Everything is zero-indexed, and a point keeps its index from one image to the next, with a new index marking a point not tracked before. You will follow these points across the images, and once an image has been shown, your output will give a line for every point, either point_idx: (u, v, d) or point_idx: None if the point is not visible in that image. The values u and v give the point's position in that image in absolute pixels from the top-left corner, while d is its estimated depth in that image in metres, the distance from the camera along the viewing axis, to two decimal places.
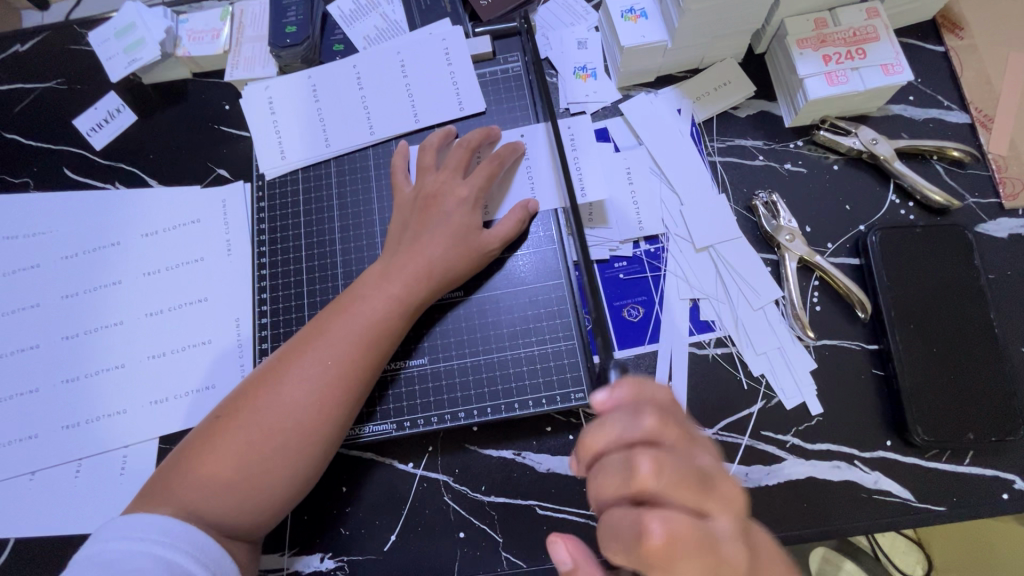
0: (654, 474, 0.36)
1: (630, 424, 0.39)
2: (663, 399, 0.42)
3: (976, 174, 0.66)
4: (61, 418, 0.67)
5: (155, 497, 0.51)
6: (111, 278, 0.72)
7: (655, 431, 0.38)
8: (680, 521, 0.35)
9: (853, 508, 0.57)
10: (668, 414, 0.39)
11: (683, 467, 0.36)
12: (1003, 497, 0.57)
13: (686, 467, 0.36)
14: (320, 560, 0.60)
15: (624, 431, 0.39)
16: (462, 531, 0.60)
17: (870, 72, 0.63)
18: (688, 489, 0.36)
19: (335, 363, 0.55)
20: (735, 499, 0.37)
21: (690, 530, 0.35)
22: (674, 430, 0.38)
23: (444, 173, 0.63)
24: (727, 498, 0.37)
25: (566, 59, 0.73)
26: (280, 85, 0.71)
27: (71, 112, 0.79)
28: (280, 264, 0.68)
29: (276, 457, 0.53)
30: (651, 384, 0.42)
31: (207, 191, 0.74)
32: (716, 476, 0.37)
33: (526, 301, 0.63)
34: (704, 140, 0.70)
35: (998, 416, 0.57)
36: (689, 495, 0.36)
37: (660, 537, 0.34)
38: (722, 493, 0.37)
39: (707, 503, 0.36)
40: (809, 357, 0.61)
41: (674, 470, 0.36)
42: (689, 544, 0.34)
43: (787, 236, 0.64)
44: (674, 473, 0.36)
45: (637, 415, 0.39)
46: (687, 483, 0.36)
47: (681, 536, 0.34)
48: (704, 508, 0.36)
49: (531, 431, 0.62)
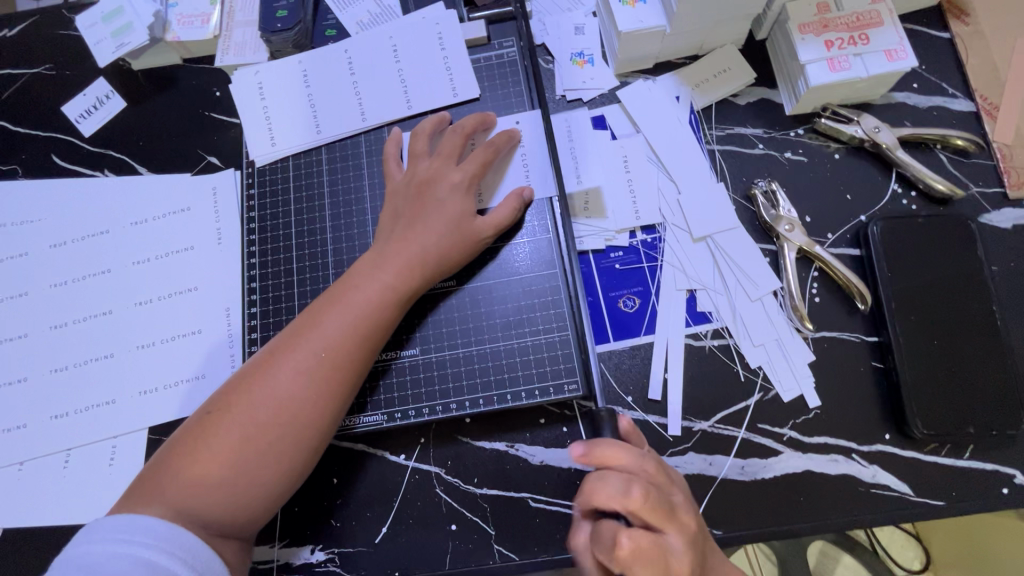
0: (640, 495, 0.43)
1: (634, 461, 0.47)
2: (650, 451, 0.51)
3: (980, 163, 0.65)
4: (50, 409, 0.66)
5: (143, 495, 0.50)
6: (100, 267, 0.71)
7: (649, 473, 0.47)
8: (645, 537, 0.41)
9: (850, 503, 0.56)
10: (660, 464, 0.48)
11: (660, 498, 0.44)
12: (1003, 492, 0.56)
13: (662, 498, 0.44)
14: (311, 552, 0.59)
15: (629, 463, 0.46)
16: (454, 523, 0.59)
17: (873, 58, 0.62)
18: (659, 513, 0.43)
19: (326, 354, 0.54)
20: (693, 534, 0.44)
21: (653, 543, 0.41)
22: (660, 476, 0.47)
23: (437, 160, 0.61)
24: (686, 529, 0.44)
25: (563, 45, 0.72)
26: (271, 71, 0.70)
27: (60, 98, 0.78)
28: (270, 253, 0.67)
29: (267, 452, 0.52)
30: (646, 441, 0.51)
31: (197, 179, 0.72)
32: (682, 513, 0.44)
33: (519, 291, 0.62)
34: (703, 128, 0.68)
35: (999, 409, 0.56)
36: (659, 520, 0.43)
37: (630, 545, 0.40)
38: (685, 526, 0.44)
39: (670, 529, 0.43)
40: (807, 349, 0.60)
41: (655, 499, 0.43)
42: (649, 556, 0.40)
43: (787, 226, 0.63)
44: (656, 501, 0.43)
45: (637, 457, 0.47)
46: (660, 513, 0.43)
47: (644, 547, 0.40)
48: (666, 531, 0.43)
49: (524, 423, 0.61)
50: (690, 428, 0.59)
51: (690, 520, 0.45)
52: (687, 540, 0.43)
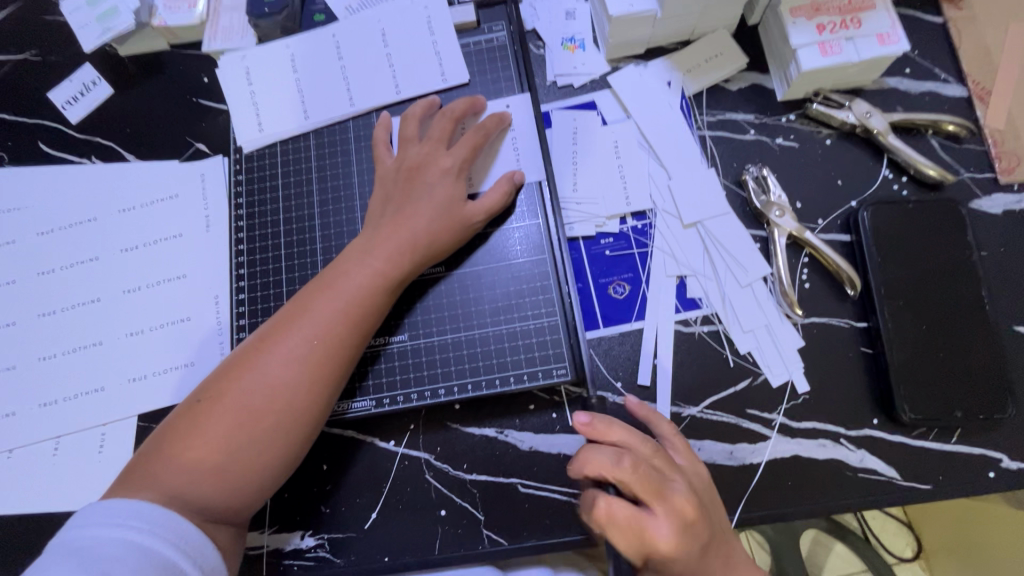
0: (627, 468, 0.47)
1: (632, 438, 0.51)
2: (664, 435, 0.54)
3: (971, 148, 0.64)
4: (39, 396, 0.66)
5: (138, 482, 0.50)
6: (89, 255, 0.70)
7: (646, 453, 0.50)
8: (623, 509, 0.46)
9: (838, 487, 0.57)
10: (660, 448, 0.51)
11: (653, 474, 0.48)
12: (990, 476, 0.56)
13: (653, 477, 0.47)
14: (301, 538, 0.59)
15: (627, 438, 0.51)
16: (443, 509, 0.59)
17: (865, 42, 0.61)
18: (647, 489, 0.47)
19: (318, 341, 0.54)
20: (686, 515, 0.47)
21: (631, 515, 0.46)
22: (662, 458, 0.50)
23: (427, 145, 0.61)
24: (676, 510, 0.47)
25: (553, 30, 0.71)
26: (259, 56, 0.69)
27: (46, 84, 0.77)
28: (259, 240, 0.67)
29: (261, 439, 0.52)
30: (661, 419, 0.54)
31: (185, 166, 0.72)
32: (676, 494, 0.47)
33: (509, 277, 0.62)
34: (694, 114, 0.68)
35: (986, 392, 0.56)
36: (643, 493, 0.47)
37: (606, 511, 0.46)
38: (674, 506, 0.47)
39: (657, 505, 0.47)
40: (796, 334, 0.60)
41: (643, 474, 0.47)
42: (624, 524, 0.46)
43: (777, 212, 0.63)
44: (642, 474, 0.47)
45: (639, 438, 0.51)
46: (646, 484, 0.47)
47: (621, 517, 0.46)
48: (652, 505, 0.47)
49: (513, 409, 0.61)
50: (679, 414, 0.59)
51: (686, 504, 0.47)
52: (670, 519, 0.46)
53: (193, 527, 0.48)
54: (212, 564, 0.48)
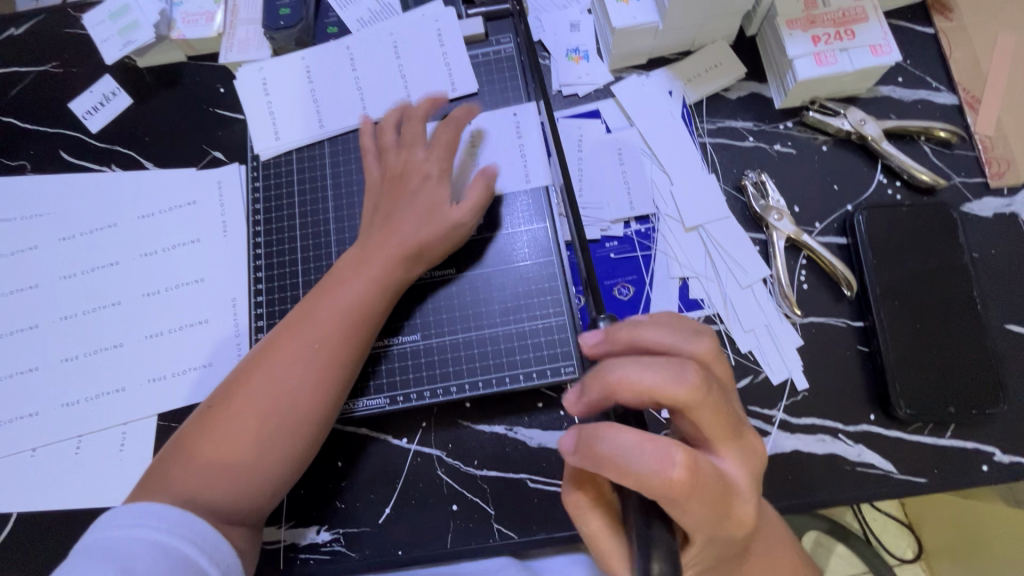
0: (697, 387, 0.37)
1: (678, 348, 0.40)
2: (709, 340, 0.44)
3: (962, 154, 0.67)
4: (61, 396, 0.68)
5: (153, 488, 0.52)
6: (109, 260, 0.73)
7: (704, 360, 0.40)
8: (708, 464, 0.37)
9: (837, 480, 0.58)
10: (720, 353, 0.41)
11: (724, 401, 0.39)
12: (983, 469, 0.58)
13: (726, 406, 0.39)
14: (317, 533, 0.61)
15: (677, 345, 0.40)
16: (455, 504, 0.61)
17: (858, 53, 0.64)
18: (720, 422, 0.38)
19: (319, 345, 0.57)
20: (756, 457, 0.41)
21: (714, 470, 0.37)
22: (720, 368, 0.41)
23: (405, 150, 0.63)
24: (744, 450, 0.40)
25: (558, 41, 0.74)
26: (275, 67, 0.72)
27: (67, 95, 0.79)
28: (275, 245, 0.69)
29: (268, 440, 0.54)
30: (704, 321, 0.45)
31: (202, 173, 0.74)
32: (744, 432, 0.41)
33: (517, 279, 0.64)
34: (695, 122, 0.70)
35: (979, 388, 0.58)
36: (713, 431, 0.39)
37: (687, 471, 0.35)
38: (744, 450, 0.40)
39: (727, 448, 0.40)
40: (795, 334, 0.62)
41: (711, 394, 0.37)
42: (708, 484, 0.36)
43: (776, 216, 0.65)
44: (711, 396, 0.37)
45: (693, 339, 0.40)
46: (716, 411, 0.38)
47: (705, 475, 0.36)
48: (723, 448, 0.40)
49: (523, 407, 0.63)
50: None
51: (753, 440, 0.41)
52: (742, 461, 0.40)
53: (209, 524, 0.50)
54: (228, 559, 0.49)
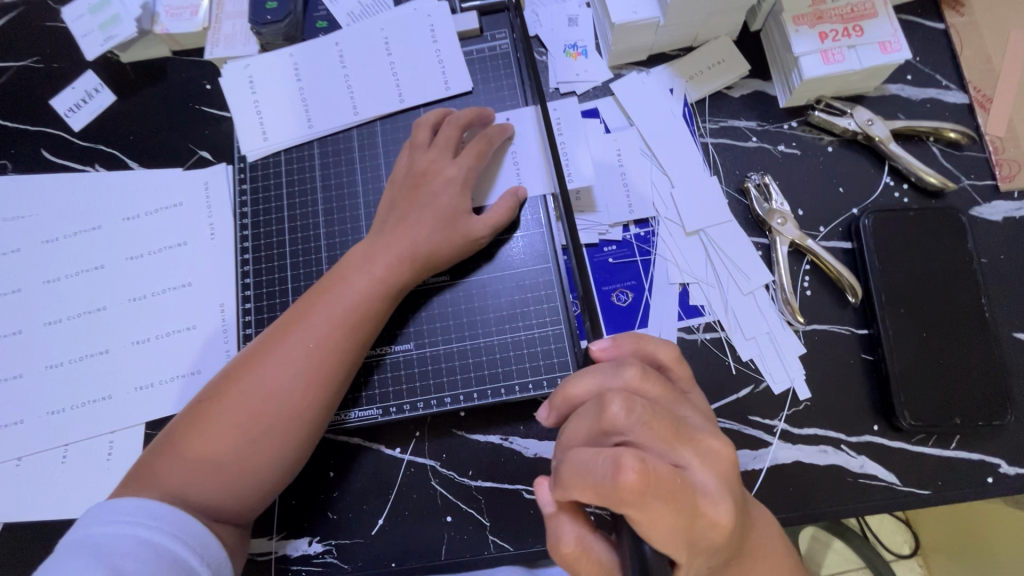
0: (625, 413, 0.36)
1: (610, 378, 0.40)
2: (662, 361, 0.44)
3: (972, 155, 0.65)
4: (47, 404, 0.67)
5: (141, 482, 0.50)
6: (94, 263, 0.71)
7: (635, 385, 0.39)
8: (658, 464, 0.33)
9: (839, 492, 0.57)
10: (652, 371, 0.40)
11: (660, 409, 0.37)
12: (988, 481, 0.57)
13: (664, 412, 0.37)
14: (308, 544, 0.60)
15: (605, 381, 0.40)
16: (449, 515, 0.60)
17: (867, 50, 0.62)
18: (663, 430, 0.36)
19: (316, 344, 0.55)
20: (720, 453, 0.38)
21: (669, 471, 0.34)
22: (656, 385, 0.40)
23: (434, 151, 0.61)
24: (705, 449, 0.37)
25: (556, 36, 0.71)
26: (261, 63, 0.69)
27: (48, 92, 0.77)
28: (264, 249, 0.67)
29: (259, 440, 0.52)
30: (653, 340, 0.44)
31: (189, 173, 0.72)
32: (699, 432, 0.38)
33: (513, 286, 0.62)
34: (696, 121, 0.68)
35: (986, 399, 0.57)
36: (661, 440, 0.36)
37: (637, 474, 0.32)
38: (704, 447, 0.37)
39: (684, 449, 0.36)
40: (797, 342, 0.61)
41: (644, 409, 0.36)
42: (663, 489, 0.33)
43: (779, 220, 0.63)
44: (642, 412, 0.36)
45: (618, 369, 0.40)
46: (656, 423, 0.36)
47: (658, 478, 0.33)
48: (680, 451, 0.36)
49: (518, 417, 0.61)
50: None
51: (713, 437, 0.38)
52: (705, 461, 0.37)
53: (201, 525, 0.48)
54: (219, 561, 0.49)
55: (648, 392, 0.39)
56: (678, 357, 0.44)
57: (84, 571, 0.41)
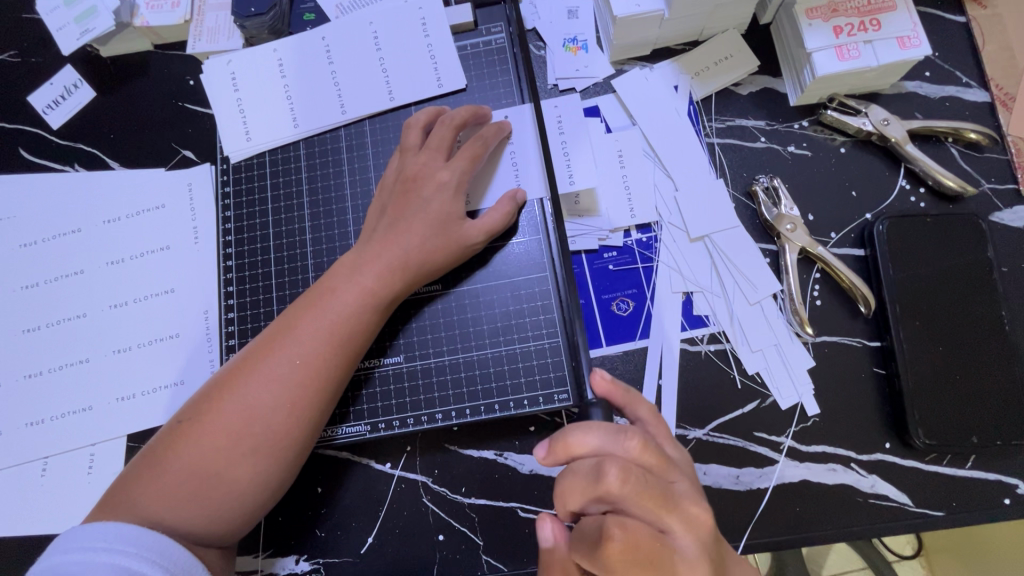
0: (620, 484, 0.36)
1: (610, 440, 0.39)
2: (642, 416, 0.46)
3: (992, 157, 0.61)
4: (26, 415, 0.64)
5: (117, 507, 0.48)
6: (74, 268, 0.68)
7: (634, 453, 0.38)
8: (641, 531, 0.35)
9: (848, 512, 0.55)
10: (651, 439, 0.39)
11: (654, 480, 0.36)
12: (1005, 503, 0.54)
13: (656, 482, 0.36)
14: (296, 562, 0.58)
15: (606, 445, 0.39)
16: (441, 533, 0.58)
17: (884, 45, 0.58)
18: (654, 502, 0.36)
19: (302, 361, 0.52)
20: (701, 521, 0.37)
21: (650, 538, 0.35)
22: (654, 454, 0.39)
23: (427, 154, 0.58)
24: (689, 517, 0.37)
25: (555, 30, 0.68)
26: (245, 59, 0.66)
27: (25, 87, 0.73)
28: (248, 256, 0.64)
29: (244, 462, 0.50)
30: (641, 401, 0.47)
31: (171, 175, 0.69)
32: (687, 499, 0.37)
33: (507, 296, 0.59)
34: (702, 120, 0.65)
35: (1005, 417, 0.54)
36: (652, 512, 0.36)
37: (620, 541, 0.35)
38: (690, 516, 0.37)
39: (669, 518, 0.36)
40: (806, 355, 0.58)
41: (640, 483, 0.36)
42: (643, 555, 0.35)
43: (789, 226, 0.60)
44: (638, 484, 0.36)
45: (621, 437, 0.39)
46: (650, 496, 0.36)
47: (638, 544, 0.35)
48: (665, 520, 0.36)
49: (513, 432, 0.59)
50: (684, 436, 0.57)
51: (696, 504, 0.38)
52: (689, 531, 0.36)
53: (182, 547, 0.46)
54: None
55: (645, 461, 0.38)
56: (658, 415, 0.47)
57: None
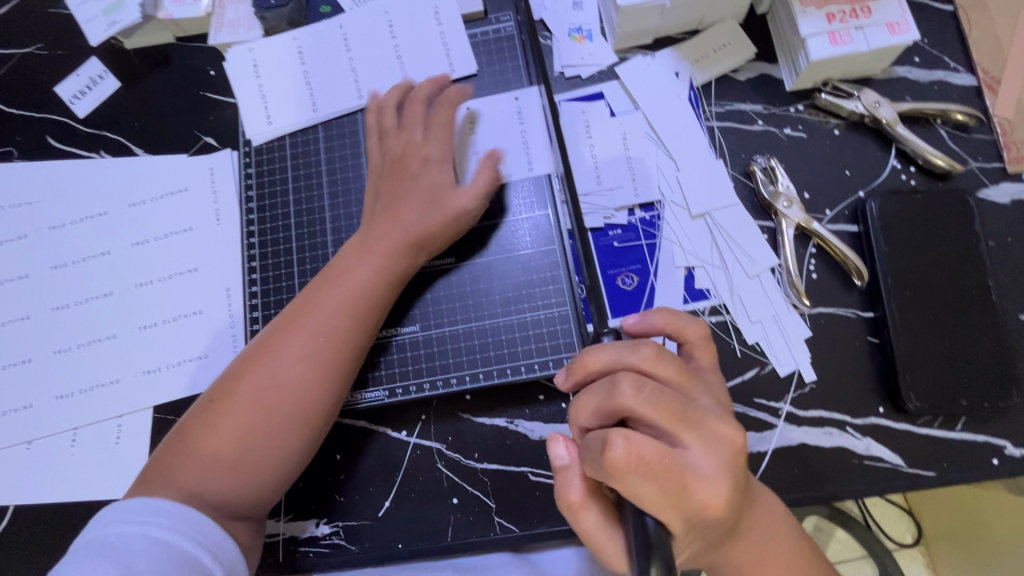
0: (633, 394, 0.38)
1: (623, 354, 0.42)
2: (689, 337, 0.47)
3: (980, 138, 0.64)
4: (54, 389, 0.67)
5: (155, 483, 0.50)
6: (101, 249, 0.71)
7: (649, 366, 0.41)
8: (646, 442, 0.36)
9: (843, 474, 0.58)
10: (667, 352, 0.41)
11: (670, 395, 0.39)
12: (994, 463, 0.57)
13: (673, 398, 0.39)
14: (316, 526, 0.61)
15: (620, 358, 0.41)
16: (455, 497, 0.60)
17: (875, 31, 0.61)
18: (670, 414, 0.39)
19: (324, 337, 0.55)
20: (722, 438, 0.40)
21: (655, 449, 0.36)
22: (670, 367, 0.41)
23: (408, 130, 0.61)
24: (703, 431, 0.39)
25: (560, 20, 0.71)
26: (265, 48, 0.69)
27: (52, 78, 0.77)
28: (269, 234, 0.67)
29: (275, 433, 0.53)
30: (684, 318, 0.47)
31: (194, 160, 0.72)
32: (704, 415, 0.40)
33: (519, 268, 0.62)
34: (702, 104, 0.68)
35: (991, 381, 0.57)
36: (668, 422, 0.39)
37: (625, 451, 0.36)
38: (706, 430, 0.40)
39: (685, 433, 0.39)
40: (804, 325, 0.61)
41: (662, 396, 0.39)
42: (651, 464, 0.36)
43: (785, 203, 0.63)
44: (654, 394, 0.39)
45: (633, 349, 0.41)
46: (665, 407, 0.39)
47: (645, 455, 0.36)
48: (682, 434, 0.39)
49: (524, 400, 0.62)
50: None
51: (717, 422, 0.40)
52: (704, 444, 0.39)
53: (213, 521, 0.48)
54: (233, 560, 0.48)
55: (665, 376, 0.41)
56: (705, 336, 0.47)
57: (99, 573, 0.42)
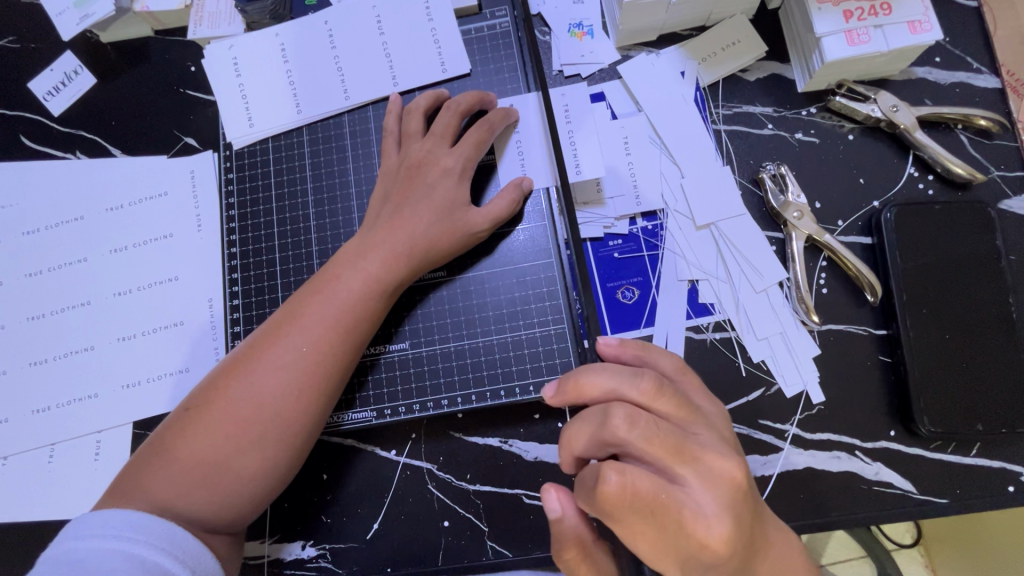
0: (627, 428, 0.36)
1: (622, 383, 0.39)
2: (666, 370, 0.45)
3: (1002, 145, 0.61)
4: (31, 402, 0.65)
5: (127, 493, 0.48)
6: (78, 255, 0.68)
7: (647, 400, 0.38)
8: (642, 479, 0.34)
9: (851, 499, 0.55)
10: (667, 386, 0.39)
11: (665, 429, 0.36)
12: (1009, 490, 0.55)
13: (669, 431, 0.36)
14: (302, 548, 0.58)
15: (618, 387, 0.39)
16: (446, 519, 0.58)
17: (895, 30, 0.57)
18: (666, 449, 0.36)
19: (308, 349, 0.52)
20: (726, 476, 0.36)
21: (651, 487, 0.34)
22: (668, 401, 0.38)
23: (430, 141, 0.58)
24: (703, 469, 0.36)
25: (560, 15, 0.67)
26: (246, 45, 0.65)
27: (25, 74, 0.73)
28: (252, 244, 0.64)
29: (252, 449, 0.50)
30: (656, 351, 0.45)
31: (173, 162, 0.68)
32: (705, 450, 0.37)
33: (513, 282, 0.59)
34: (709, 106, 0.64)
35: (1009, 406, 0.54)
36: (664, 457, 0.36)
37: (617, 487, 0.33)
38: (705, 466, 0.36)
39: (683, 470, 0.36)
40: (812, 343, 0.58)
41: (659, 431, 0.36)
42: (644, 502, 0.34)
43: (796, 214, 0.59)
44: (649, 429, 0.36)
45: (632, 378, 0.39)
46: (661, 442, 0.36)
47: (638, 490, 0.33)
48: (679, 472, 0.36)
49: (518, 419, 0.59)
50: None
51: (720, 457, 0.37)
52: (704, 483, 0.36)
53: (189, 535, 0.46)
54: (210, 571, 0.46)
55: (660, 408, 0.38)
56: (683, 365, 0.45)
57: None
